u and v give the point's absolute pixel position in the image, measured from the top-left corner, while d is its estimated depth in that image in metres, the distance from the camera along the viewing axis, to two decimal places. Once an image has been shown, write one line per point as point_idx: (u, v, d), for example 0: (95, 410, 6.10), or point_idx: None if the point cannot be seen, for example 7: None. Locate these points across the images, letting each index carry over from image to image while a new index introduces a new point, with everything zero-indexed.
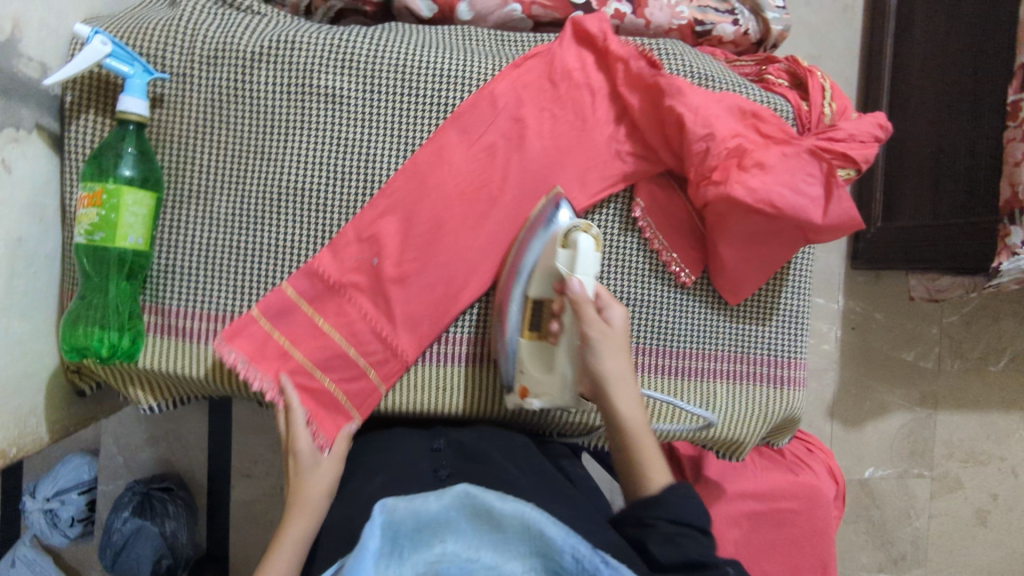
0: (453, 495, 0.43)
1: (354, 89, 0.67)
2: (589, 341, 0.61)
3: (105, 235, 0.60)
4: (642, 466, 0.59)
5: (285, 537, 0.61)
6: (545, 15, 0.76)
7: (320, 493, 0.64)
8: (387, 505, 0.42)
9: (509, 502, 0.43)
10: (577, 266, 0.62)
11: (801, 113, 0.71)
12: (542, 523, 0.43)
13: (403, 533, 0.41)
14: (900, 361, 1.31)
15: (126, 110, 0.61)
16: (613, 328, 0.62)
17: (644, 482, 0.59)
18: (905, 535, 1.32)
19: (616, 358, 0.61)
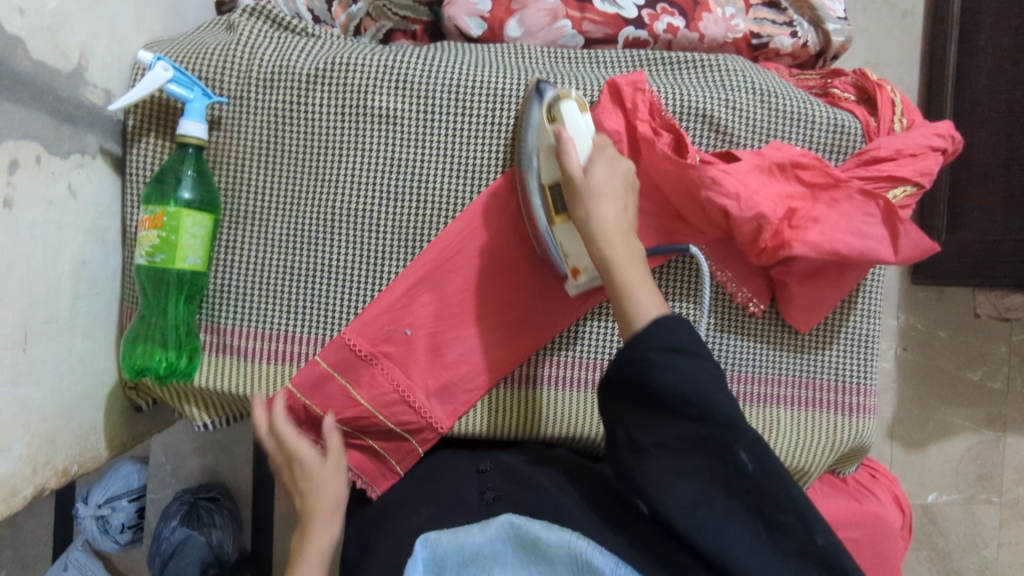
0: (497, 526, 0.47)
1: (408, 110, 0.67)
2: (587, 198, 0.56)
3: (164, 257, 0.60)
4: (632, 301, 0.53)
5: (309, 549, 0.62)
6: (596, 32, 0.74)
7: (334, 504, 0.64)
8: (430, 540, 0.48)
9: (553, 531, 0.46)
10: (570, 126, 0.60)
11: (869, 129, 0.67)
12: (588, 553, 0.45)
13: (449, 565, 0.47)
14: (966, 381, 1.24)
15: (185, 133, 0.62)
16: (608, 172, 0.58)
17: (635, 318, 0.53)
18: (971, 564, 1.24)
19: (609, 203, 0.56)
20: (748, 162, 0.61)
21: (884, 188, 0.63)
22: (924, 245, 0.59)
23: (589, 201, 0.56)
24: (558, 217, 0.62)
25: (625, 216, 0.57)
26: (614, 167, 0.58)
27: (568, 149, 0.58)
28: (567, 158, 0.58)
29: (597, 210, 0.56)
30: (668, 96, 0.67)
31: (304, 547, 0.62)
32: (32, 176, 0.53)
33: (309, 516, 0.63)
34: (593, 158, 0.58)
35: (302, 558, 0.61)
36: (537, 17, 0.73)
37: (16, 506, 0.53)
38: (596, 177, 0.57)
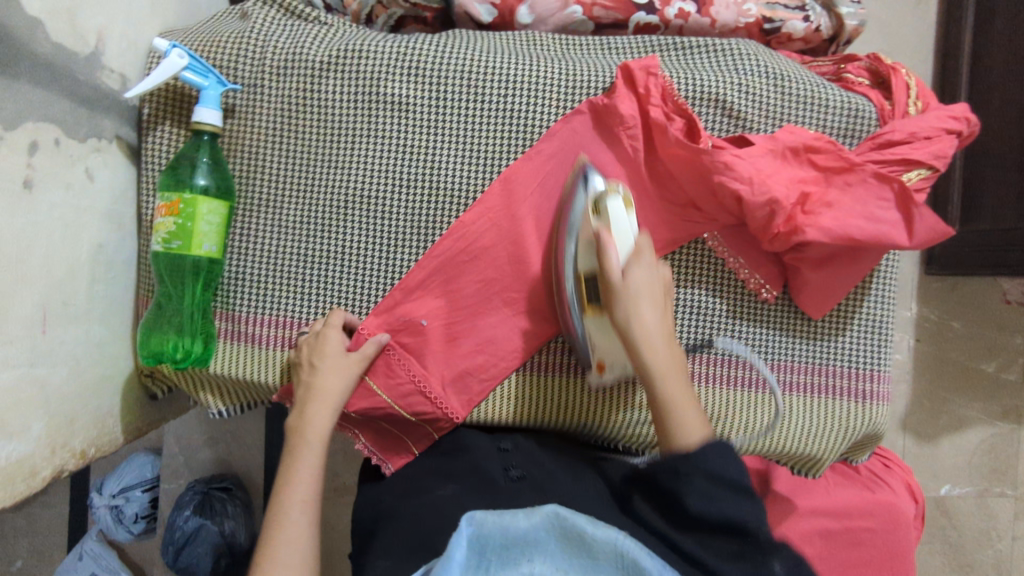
0: (543, 514, 0.43)
1: (421, 97, 0.67)
2: (625, 319, 0.57)
3: (180, 244, 0.61)
4: (678, 420, 0.55)
5: (309, 433, 0.61)
6: (607, 17, 0.74)
7: (338, 404, 0.63)
8: (475, 518, 0.42)
9: (600, 527, 0.42)
10: (613, 226, 0.59)
11: (883, 112, 0.67)
12: (635, 553, 0.41)
13: (491, 548, 0.41)
14: (980, 373, 1.23)
15: (201, 121, 0.62)
16: (649, 275, 0.58)
17: (679, 438, 0.55)
18: (985, 557, 1.23)
19: (649, 308, 0.57)
20: (760, 146, 0.61)
21: (898, 172, 0.62)
22: (939, 228, 0.58)
23: (630, 299, 0.57)
24: (591, 307, 0.62)
25: (664, 328, 0.58)
26: (653, 269, 0.59)
27: (610, 246, 0.58)
28: (608, 258, 0.58)
29: (639, 318, 0.57)
30: (681, 80, 0.66)
31: (310, 414, 0.62)
32: (51, 158, 0.53)
33: (319, 385, 0.63)
34: (630, 259, 0.58)
35: (303, 438, 0.61)
36: (548, 1, 0.73)
37: (36, 486, 0.54)
38: (635, 277, 0.57)
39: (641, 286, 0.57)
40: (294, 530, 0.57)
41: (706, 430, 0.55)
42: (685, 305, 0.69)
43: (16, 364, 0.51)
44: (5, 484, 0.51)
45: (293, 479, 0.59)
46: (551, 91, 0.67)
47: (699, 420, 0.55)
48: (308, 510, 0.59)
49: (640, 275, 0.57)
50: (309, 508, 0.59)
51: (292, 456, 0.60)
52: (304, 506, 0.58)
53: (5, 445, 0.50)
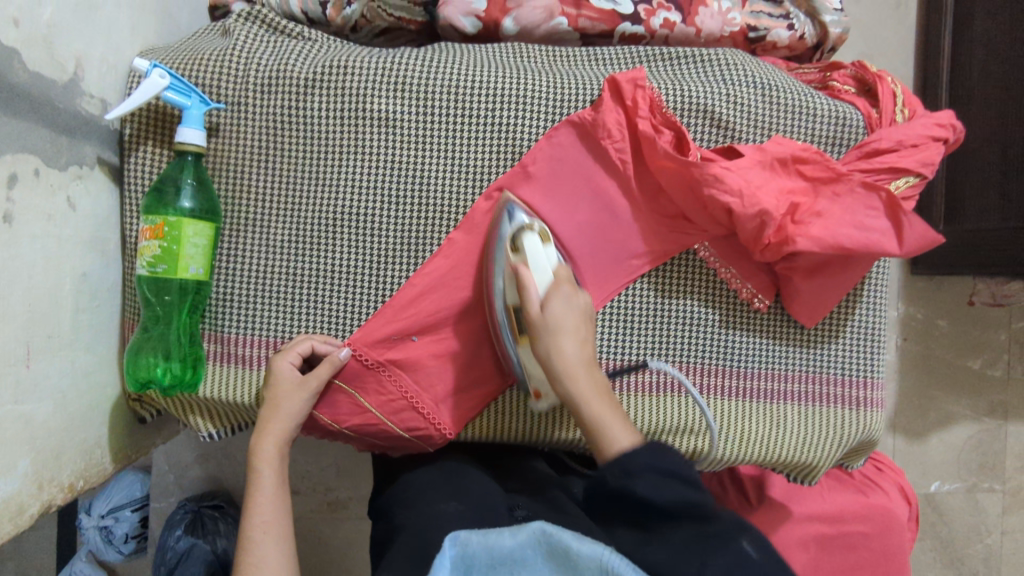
0: (529, 531, 0.45)
1: (408, 112, 0.67)
2: (551, 360, 0.59)
3: (166, 267, 0.60)
4: (605, 434, 0.55)
5: (258, 462, 0.60)
6: (592, 28, 0.73)
7: (284, 429, 0.62)
8: (460, 538, 0.45)
9: (586, 543, 0.43)
10: (530, 262, 0.61)
11: (871, 120, 0.67)
12: (619, 567, 0.41)
13: (477, 566, 0.44)
14: (966, 371, 1.24)
15: (184, 141, 0.61)
16: (567, 305, 0.60)
17: (610, 448, 0.55)
18: (975, 552, 1.25)
19: (570, 341, 0.59)
20: (749, 158, 0.61)
21: (886, 180, 0.62)
22: (929, 236, 0.58)
23: (552, 335, 0.59)
24: (523, 338, 0.63)
25: (586, 352, 0.60)
26: (575, 300, 0.61)
27: (529, 283, 0.60)
28: (528, 295, 0.60)
29: (557, 348, 0.59)
30: (668, 92, 0.66)
31: (258, 444, 0.61)
32: (30, 190, 0.52)
33: (266, 414, 0.62)
34: (551, 291, 0.60)
35: (254, 467, 0.60)
36: (532, 14, 0.73)
37: (23, 524, 0.53)
38: (554, 311, 0.59)
39: (562, 320, 0.59)
40: (264, 557, 0.56)
41: (632, 435, 0.56)
42: (680, 316, 0.69)
43: (0, 401, 0.50)
44: None
45: (254, 507, 0.58)
46: (539, 104, 0.67)
47: (621, 422, 0.56)
48: (277, 531, 0.58)
49: (559, 319, 0.59)
50: (274, 530, 0.58)
51: (249, 486, 0.60)
52: (267, 528, 0.58)
53: None
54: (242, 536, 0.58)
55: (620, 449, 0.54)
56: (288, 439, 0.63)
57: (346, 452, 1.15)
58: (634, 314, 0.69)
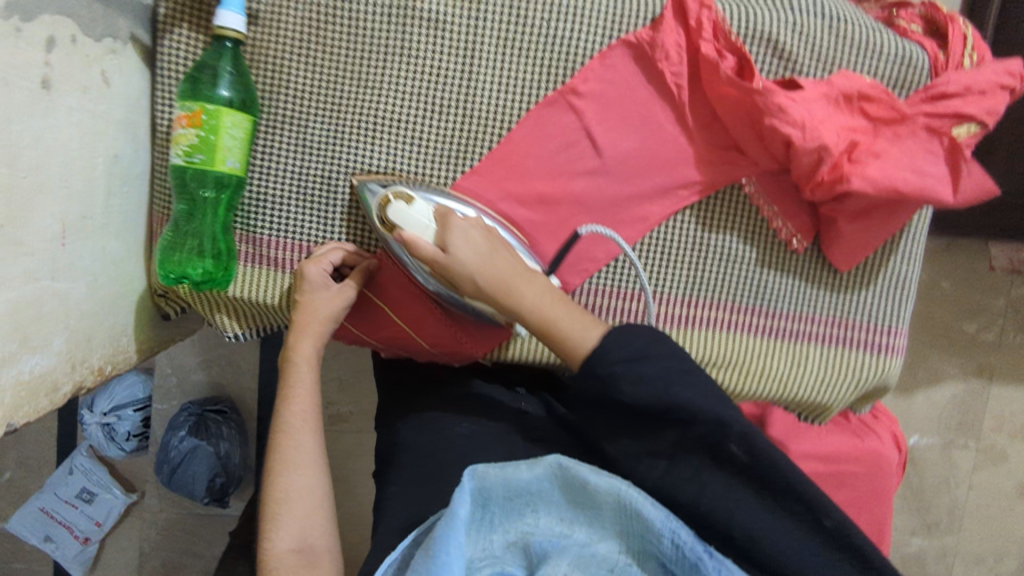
0: (547, 465, 0.48)
1: (459, 14, 0.63)
2: (465, 271, 0.58)
3: (204, 158, 0.57)
4: (563, 337, 0.58)
5: (295, 354, 0.62)
6: None
7: (320, 328, 0.62)
8: (478, 471, 0.47)
9: (602, 476, 0.46)
10: (406, 227, 0.59)
11: (936, 64, 0.64)
12: (638, 503, 0.45)
13: (494, 499, 0.47)
14: (961, 332, 1.27)
15: (224, 25, 0.57)
16: (466, 236, 0.59)
17: (578, 347, 0.57)
18: (942, 502, 1.31)
19: (478, 253, 0.59)
20: (814, 91, 0.59)
21: (949, 125, 0.60)
22: (986, 185, 0.59)
23: (467, 275, 0.59)
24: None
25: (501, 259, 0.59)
26: (468, 224, 0.60)
27: (415, 239, 0.58)
28: (422, 248, 0.58)
29: (461, 265, 0.58)
30: (734, 14, 0.63)
31: (297, 343, 0.62)
32: (67, 57, 0.49)
33: (300, 317, 0.62)
34: (441, 227, 0.59)
35: (290, 360, 0.61)
36: None
37: (57, 402, 0.53)
38: (457, 250, 0.58)
39: (465, 262, 0.58)
40: (298, 442, 0.57)
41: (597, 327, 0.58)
42: (717, 250, 0.68)
43: (37, 276, 0.48)
44: (29, 399, 0.49)
45: (294, 395, 0.60)
46: (597, 15, 0.63)
47: (575, 317, 0.59)
48: (313, 421, 0.59)
49: (459, 242, 0.58)
50: (312, 422, 0.59)
51: (285, 377, 0.61)
52: (306, 417, 0.59)
53: (28, 359, 0.48)
54: (276, 423, 0.59)
55: (591, 345, 0.56)
56: (324, 337, 0.63)
57: (350, 367, 1.16)
58: (671, 247, 0.68)
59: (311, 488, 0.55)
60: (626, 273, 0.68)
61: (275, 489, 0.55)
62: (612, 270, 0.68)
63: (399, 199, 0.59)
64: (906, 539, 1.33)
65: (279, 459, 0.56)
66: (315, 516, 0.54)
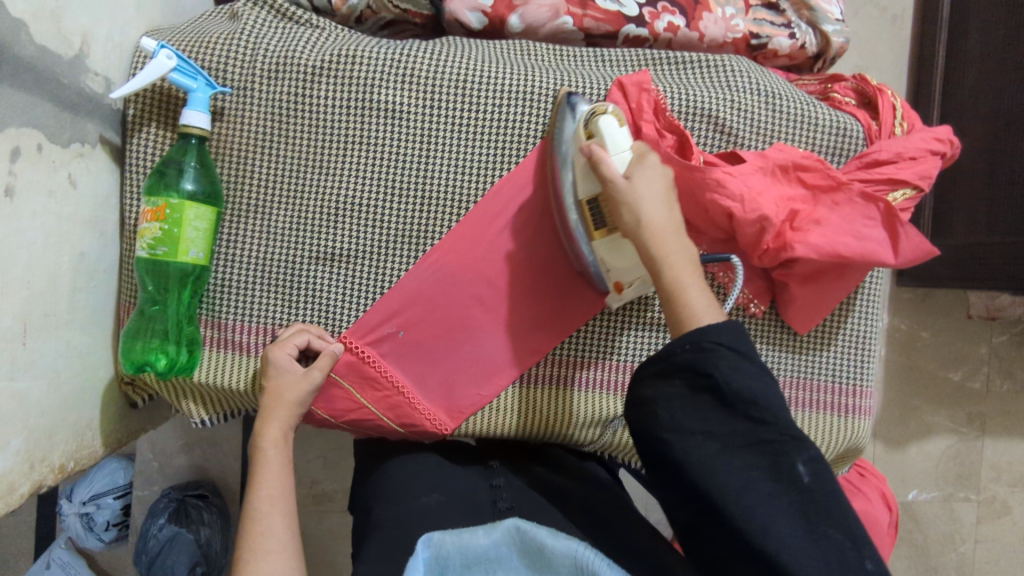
0: (504, 529, 0.48)
1: (414, 105, 0.67)
2: (625, 190, 0.56)
3: (167, 250, 0.59)
4: (687, 304, 0.52)
5: (263, 441, 0.60)
6: (597, 28, 0.75)
7: (288, 414, 0.61)
8: (434, 540, 0.48)
9: (560, 539, 0.47)
10: (607, 141, 0.59)
11: (871, 132, 0.68)
12: (594, 564, 0.46)
13: (452, 566, 0.47)
14: (947, 381, 1.27)
15: (189, 124, 0.61)
16: (647, 178, 0.57)
17: (686, 322, 0.51)
18: (949, 560, 1.28)
19: (656, 207, 0.56)
20: (751, 163, 0.62)
21: (884, 191, 0.64)
22: (924, 247, 0.60)
23: (634, 206, 0.56)
24: (598, 232, 0.62)
25: (675, 220, 0.57)
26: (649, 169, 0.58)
27: (604, 158, 0.58)
28: (604, 171, 0.58)
29: (636, 210, 0.56)
30: (674, 94, 0.67)
31: (264, 428, 0.61)
32: (33, 165, 0.52)
33: (268, 402, 0.62)
34: (635, 164, 0.58)
35: (258, 448, 0.60)
36: (538, 12, 0.75)
37: (13, 503, 0.52)
38: (637, 181, 0.57)
39: (640, 189, 0.56)
40: (268, 530, 0.55)
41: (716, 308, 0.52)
42: None
43: None
44: None
45: (261, 481, 0.58)
46: (545, 102, 0.68)
47: (704, 288, 0.53)
48: (283, 504, 0.58)
49: (635, 179, 0.57)
50: (281, 504, 0.57)
51: (252, 465, 0.60)
52: (274, 501, 0.57)
53: None
54: (244, 511, 0.57)
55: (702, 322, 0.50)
56: (294, 420, 0.62)
57: (334, 444, 1.15)
58: (629, 317, 0.69)
59: (280, 573, 0.53)
60: (586, 344, 0.70)
61: None
62: (576, 341, 0.70)
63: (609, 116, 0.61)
64: None
65: (249, 548, 0.54)
66: None
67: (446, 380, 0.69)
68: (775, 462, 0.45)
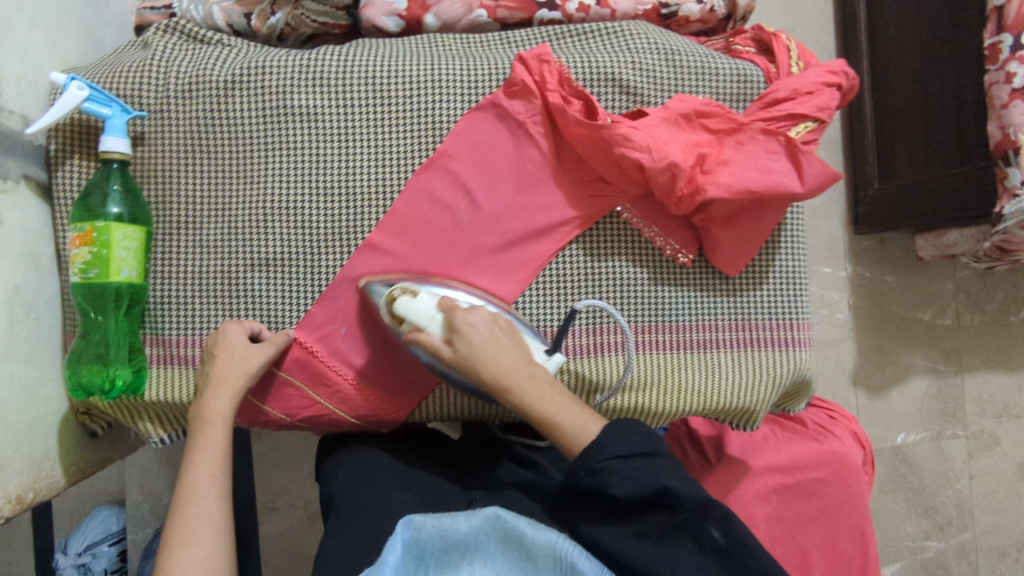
0: (482, 517, 0.51)
1: (329, 106, 0.69)
2: (455, 356, 0.59)
3: (98, 272, 0.60)
4: (563, 428, 0.58)
5: (209, 412, 0.62)
6: (512, 17, 0.80)
7: (237, 382, 0.63)
8: (414, 522, 0.50)
9: (539, 530, 0.50)
10: (416, 321, 0.61)
11: (770, 75, 0.71)
12: (572, 555, 0.49)
13: (430, 551, 0.50)
14: (919, 321, 1.28)
15: (108, 149, 0.63)
16: (472, 328, 0.60)
17: (575, 441, 0.57)
18: (947, 498, 1.28)
19: (492, 350, 0.60)
20: (654, 116, 0.65)
21: (787, 126, 0.66)
22: (828, 170, 0.63)
23: (473, 364, 0.59)
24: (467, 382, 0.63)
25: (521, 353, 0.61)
26: (474, 318, 0.61)
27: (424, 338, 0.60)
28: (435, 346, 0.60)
29: (491, 369, 0.59)
30: (576, 64, 0.70)
31: (212, 400, 0.62)
32: None
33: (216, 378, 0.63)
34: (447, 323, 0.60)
35: (204, 419, 0.62)
36: (451, 8, 0.78)
37: None
38: (467, 342, 0.60)
39: (472, 343, 0.59)
40: (200, 511, 0.58)
41: (595, 421, 0.59)
42: (608, 276, 0.71)
43: None
44: None
45: (199, 455, 0.60)
46: (455, 87, 0.70)
47: (576, 412, 0.59)
48: (218, 483, 0.60)
49: (469, 344, 0.59)
50: (216, 486, 0.60)
51: (196, 437, 0.61)
52: (212, 481, 0.59)
53: None
54: (180, 482, 0.59)
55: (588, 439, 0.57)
56: (241, 394, 0.63)
57: None
58: (564, 281, 0.71)
59: (205, 558, 0.56)
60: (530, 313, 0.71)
61: (166, 562, 0.55)
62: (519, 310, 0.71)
63: (404, 293, 0.63)
64: (921, 543, 1.29)
65: (178, 527, 0.57)
66: None
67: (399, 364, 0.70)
68: (695, 530, 0.52)
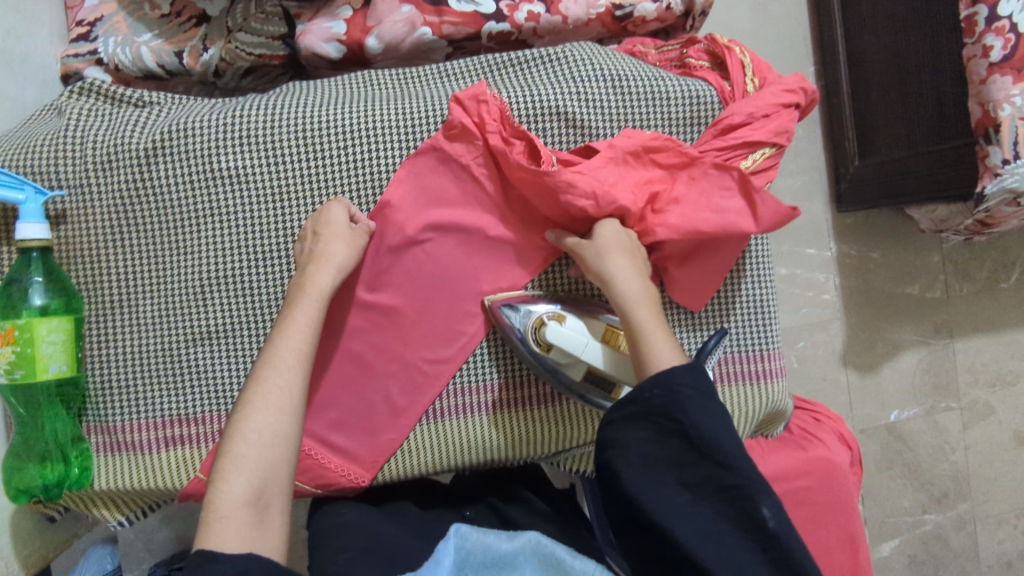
0: (525, 539, 0.44)
1: (258, 166, 0.65)
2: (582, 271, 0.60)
3: (24, 372, 0.58)
4: (646, 345, 0.52)
5: (309, 286, 0.60)
6: (457, 32, 0.75)
7: (342, 259, 0.61)
8: (461, 531, 0.44)
9: (581, 558, 0.43)
10: (563, 344, 0.61)
11: (724, 94, 0.67)
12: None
13: (470, 565, 0.43)
14: (906, 295, 1.20)
15: (25, 238, 0.59)
16: (609, 239, 0.60)
17: (646, 362, 0.51)
18: (943, 472, 1.20)
19: (619, 258, 0.58)
20: (601, 155, 0.61)
21: (741, 156, 0.63)
22: (783, 210, 0.58)
23: (598, 262, 0.59)
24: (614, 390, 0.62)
25: (637, 271, 0.58)
26: (611, 233, 0.60)
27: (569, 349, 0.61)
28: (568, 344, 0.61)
29: (619, 281, 0.57)
30: (516, 100, 0.66)
31: (315, 271, 0.61)
32: None
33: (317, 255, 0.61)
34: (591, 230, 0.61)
35: (303, 288, 0.60)
36: (394, 28, 0.74)
37: None
38: (603, 239, 0.60)
39: (607, 248, 0.59)
40: (279, 377, 0.54)
41: (676, 354, 0.52)
42: None
43: None
44: None
45: (291, 321, 0.58)
46: (390, 135, 0.66)
47: (666, 342, 0.53)
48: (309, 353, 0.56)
49: (603, 252, 0.59)
50: (302, 363, 0.55)
51: (293, 302, 0.60)
52: (300, 358, 0.56)
53: None
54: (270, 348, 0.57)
55: (662, 364, 0.50)
56: (342, 272, 0.62)
57: None
58: None
59: (273, 429, 0.51)
60: (485, 367, 0.68)
61: (234, 432, 0.51)
62: (472, 366, 0.68)
63: (552, 320, 0.63)
64: (918, 517, 1.20)
65: (248, 398, 0.53)
66: (276, 480, 0.50)
67: (366, 424, 0.67)
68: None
